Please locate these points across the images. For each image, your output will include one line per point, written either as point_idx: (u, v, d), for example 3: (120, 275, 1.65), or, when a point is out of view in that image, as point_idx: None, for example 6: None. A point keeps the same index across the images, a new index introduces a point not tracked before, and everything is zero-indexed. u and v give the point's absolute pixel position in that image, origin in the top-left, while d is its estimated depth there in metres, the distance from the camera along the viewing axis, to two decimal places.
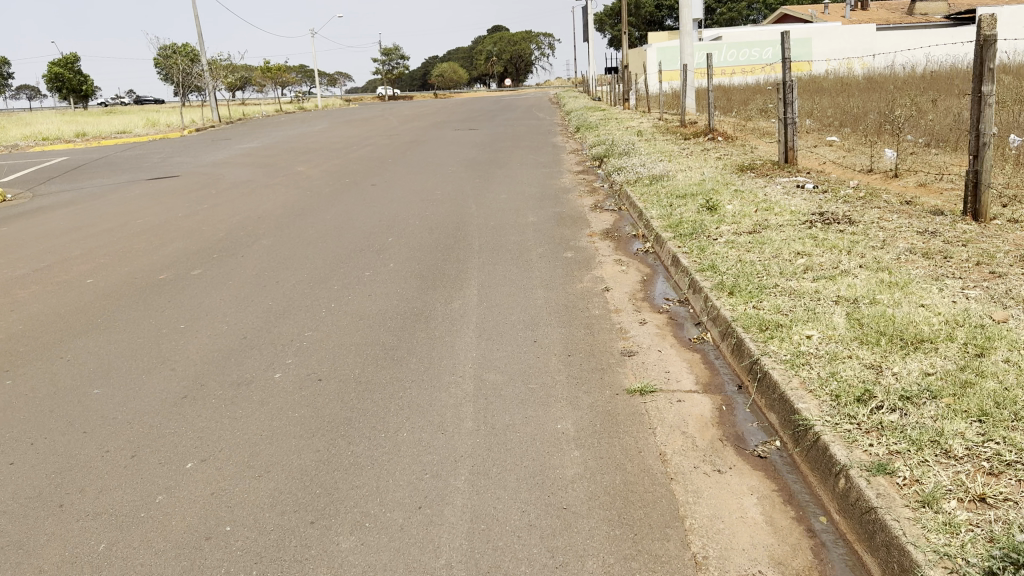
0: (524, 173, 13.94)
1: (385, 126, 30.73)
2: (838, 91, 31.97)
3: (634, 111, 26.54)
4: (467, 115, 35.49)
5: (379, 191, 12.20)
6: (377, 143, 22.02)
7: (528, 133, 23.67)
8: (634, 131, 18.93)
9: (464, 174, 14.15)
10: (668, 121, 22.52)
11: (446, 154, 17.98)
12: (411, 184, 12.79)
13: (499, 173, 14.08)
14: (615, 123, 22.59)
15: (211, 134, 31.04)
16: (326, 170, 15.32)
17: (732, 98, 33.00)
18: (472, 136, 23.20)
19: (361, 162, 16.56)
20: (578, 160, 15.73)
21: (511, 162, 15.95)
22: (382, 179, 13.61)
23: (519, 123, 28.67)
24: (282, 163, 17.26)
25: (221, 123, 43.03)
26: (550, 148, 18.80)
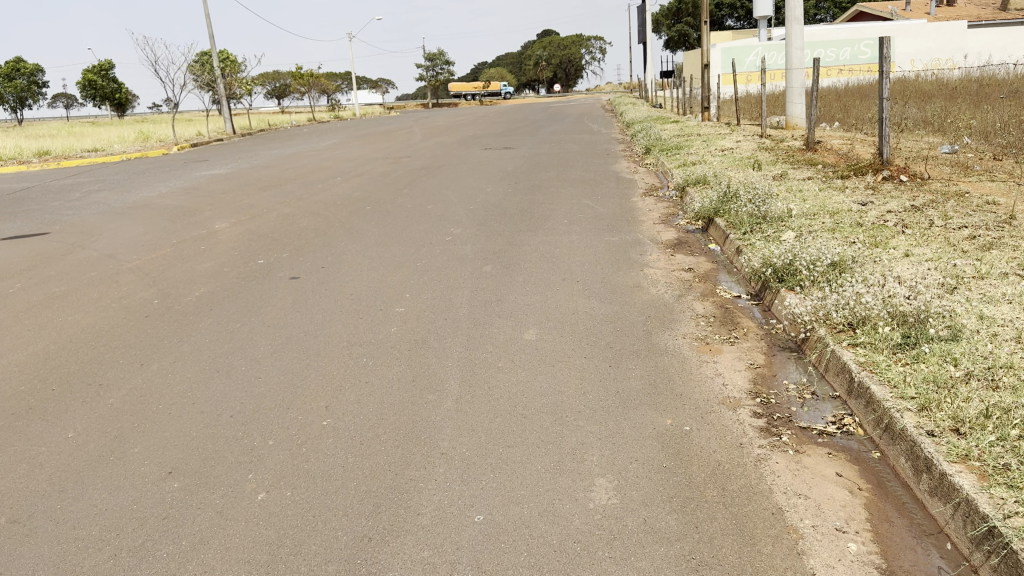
0: (578, 248, 7.78)
1: (402, 143, 24.68)
2: (967, 100, 25.08)
3: (718, 126, 20.15)
4: (506, 127, 29.26)
5: (293, 299, 6.18)
6: (372, 173, 16.00)
7: (580, 156, 17.44)
8: (745, 160, 12.61)
9: (471, 247, 8.06)
10: (776, 138, 16.13)
11: (456, 197, 11.84)
12: (365, 278, 6.74)
13: (533, 245, 7.96)
14: (701, 143, 16.31)
15: (192, 154, 25.37)
16: (251, 233, 9.38)
17: (835, 104, 26.14)
18: (505, 161, 17.08)
19: (320, 214, 10.56)
20: (666, 216, 9.48)
21: (557, 216, 9.79)
22: (323, 260, 7.61)
23: (567, 139, 22.55)
24: (208, 213, 11.35)
25: (226, 137, 37.56)
26: (614, 186, 12.58)
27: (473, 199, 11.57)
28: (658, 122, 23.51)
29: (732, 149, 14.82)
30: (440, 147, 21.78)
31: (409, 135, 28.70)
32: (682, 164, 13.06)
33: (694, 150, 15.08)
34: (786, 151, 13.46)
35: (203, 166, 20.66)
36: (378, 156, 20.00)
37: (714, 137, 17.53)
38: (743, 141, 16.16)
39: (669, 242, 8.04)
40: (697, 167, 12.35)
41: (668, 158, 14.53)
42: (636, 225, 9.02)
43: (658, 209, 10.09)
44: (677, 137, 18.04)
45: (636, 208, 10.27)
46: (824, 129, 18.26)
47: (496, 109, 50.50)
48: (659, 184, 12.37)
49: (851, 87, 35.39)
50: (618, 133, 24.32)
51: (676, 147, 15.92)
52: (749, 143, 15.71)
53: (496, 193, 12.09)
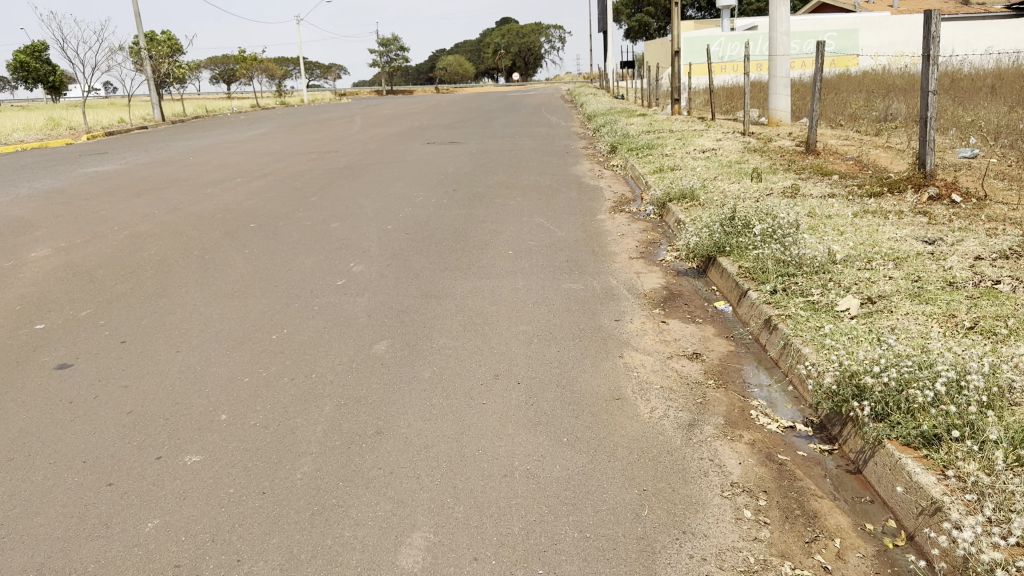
0: (525, 304, 5.30)
1: (335, 134, 21.92)
2: (956, 93, 23.12)
3: (692, 120, 17.83)
4: (455, 118, 26.60)
5: (29, 423, 3.61)
6: (284, 173, 13.34)
7: (535, 154, 14.96)
8: (740, 166, 10.21)
9: (370, 299, 5.54)
10: (763, 137, 13.84)
11: (372, 209, 9.28)
12: (179, 371, 4.19)
13: (459, 299, 5.47)
14: (676, 141, 13.94)
15: (98, 145, 22.32)
16: (73, 268, 6.75)
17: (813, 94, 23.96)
18: (446, 160, 14.51)
19: (183, 235, 7.94)
20: (648, 248, 7.03)
21: (501, 243, 7.30)
22: (137, 325, 5.04)
23: (523, 133, 20.08)
24: (43, 229, 8.65)
25: (152, 125, 34.31)
26: (575, 196, 10.14)
27: (396, 213, 9.02)
28: (624, 115, 21.11)
29: (716, 150, 12.44)
30: (378, 141, 19.15)
31: (346, 125, 25.90)
32: (659, 167, 10.64)
33: (673, 150, 12.69)
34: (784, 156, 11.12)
35: (96, 160, 17.72)
36: (303, 151, 17.30)
37: (691, 133, 15.15)
38: (726, 140, 13.81)
39: (657, 291, 5.60)
40: (679, 173, 9.94)
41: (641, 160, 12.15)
42: (608, 261, 6.58)
43: (635, 234, 7.66)
44: (648, 132, 15.63)
45: (606, 231, 7.83)
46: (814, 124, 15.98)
47: (450, 100, 47.74)
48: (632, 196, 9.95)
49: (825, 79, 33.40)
50: (579, 126, 21.91)
51: (648, 145, 13.54)
52: (733, 142, 13.39)
53: (428, 205, 9.55)
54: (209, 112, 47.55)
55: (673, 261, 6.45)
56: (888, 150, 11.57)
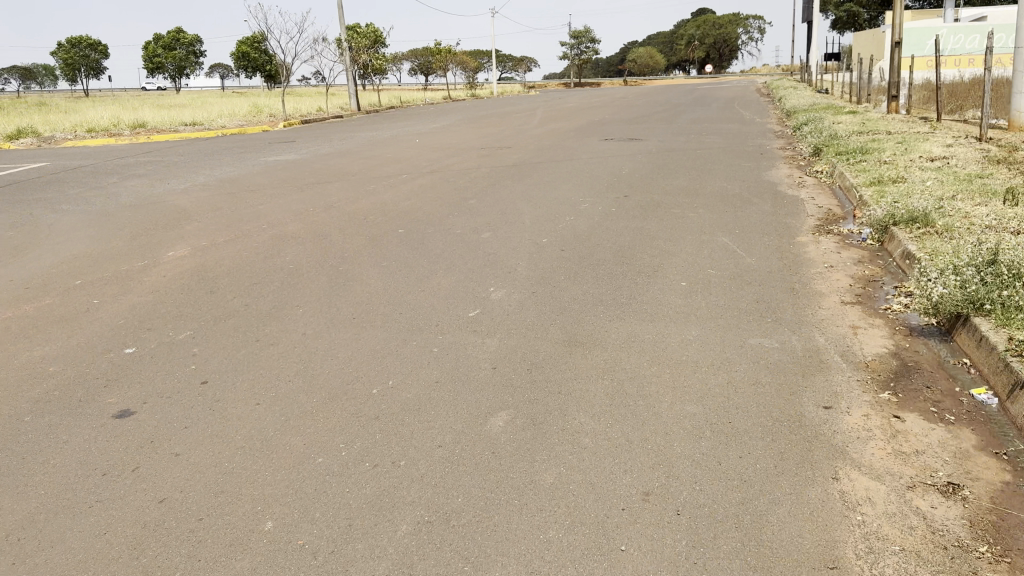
0: (696, 366, 4.02)
1: (512, 127, 21.16)
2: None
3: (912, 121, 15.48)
4: (639, 112, 25.10)
5: (39, 506, 2.84)
6: (449, 169, 12.63)
7: (724, 156, 13.31)
8: (984, 181, 8.20)
9: (500, 341, 4.47)
10: (1008, 143, 11.51)
11: (531, 217, 8.23)
12: (243, 438, 3.32)
13: (611, 352, 4.27)
14: (896, 147, 11.91)
15: (286, 132, 22.95)
16: (200, 274, 6.23)
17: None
18: (623, 159, 13.22)
19: (324, 240, 7.29)
20: (864, 290, 5.48)
21: (673, 271, 6.00)
22: (228, 360, 4.28)
23: (711, 130, 18.41)
24: (192, 223, 8.32)
25: (343, 112, 35.40)
26: (770, 209, 8.57)
27: (556, 223, 7.92)
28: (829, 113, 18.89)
29: (948, 159, 10.32)
30: (554, 135, 18.20)
31: (525, 118, 25.15)
32: (877, 179, 8.81)
33: (892, 156, 10.67)
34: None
35: (278, 148, 17.99)
36: (476, 144, 16.67)
37: (915, 137, 12.89)
38: (962, 146, 11.52)
39: (881, 360, 4.12)
40: (904, 187, 8.11)
41: (853, 167, 10.26)
42: (811, 306, 5.13)
43: (845, 267, 6.08)
44: (860, 134, 13.51)
45: (806, 260, 6.31)
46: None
47: (637, 92, 46.17)
48: (841, 213, 8.24)
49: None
50: (775, 123, 19.88)
51: (862, 150, 11.55)
52: (968, 149, 11.20)
53: (594, 215, 8.37)
54: (398, 100, 48.81)
55: (903, 310, 4.90)
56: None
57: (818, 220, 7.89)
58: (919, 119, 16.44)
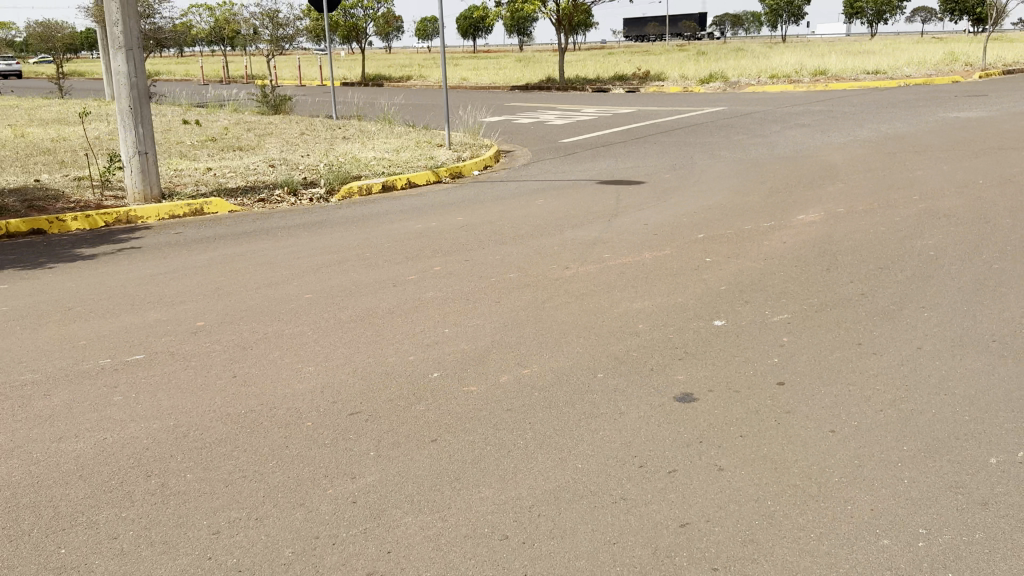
0: (962, 399, 3.48)
1: (714, 109, 20.36)
2: None
3: None
4: (853, 89, 23.34)
5: (272, 488, 2.85)
6: (649, 160, 12.30)
7: (958, 137, 11.97)
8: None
9: (724, 348, 4.12)
10: None
11: (741, 205, 7.74)
12: (464, 437, 3.21)
13: (854, 372, 3.81)
14: None
15: (483, 102, 23.34)
16: (405, 258, 6.38)
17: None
18: (840, 145, 12.25)
19: (523, 229, 7.26)
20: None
21: (915, 272, 5.34)
22: (435, 345, 4.27)
23: (938, 110, 16.72)
24: (402, 216, 8.55)
25: (536, 81, 35.58)
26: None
27: (771, 211, 7.37)
28: None
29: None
30: (758, 117, 17.30)
31: (726, 95, 24.13)
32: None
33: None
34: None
35: (478, 123, 18.33)
36: (674, 128, 16.17)
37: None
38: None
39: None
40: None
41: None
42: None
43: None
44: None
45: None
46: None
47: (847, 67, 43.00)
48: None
49: None
50: (1015, 102, 17.75)
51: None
52: None
53: (812, 202, 7.72)
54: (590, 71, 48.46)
55: None
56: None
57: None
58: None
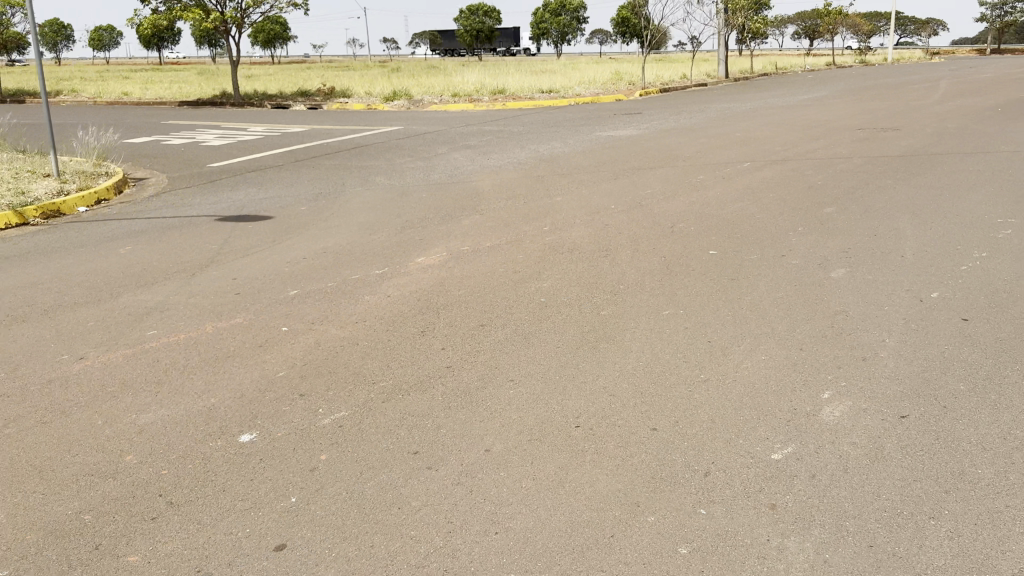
0: (520, 543, 2.61)
1: (389, 129, 19.57)
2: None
3: (792, 125, 14.90)
4: (525, 107, 23.93)
5: None
6: (296, 191, 10.96)
7: (605, 156, 12.11)
8: (883, 216, 7.27)
9: (235, 491, 2.93)
10: (887, 156, 10.89)
11: (361, 248, 6.68)
12: None
13: (396, 509, 2.81)
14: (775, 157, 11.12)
15: (132, 121, 20.51)
16: None
17: (946, 98, 20.39)
18: (496, 168, 11.84)
19: (71, 294, 5.60)
20: (757, 352, 4.21)
21: (520, 333, 4.58)
22: None
23: (594, 127, 17.41)
24: None
25: (209, 96, 32.70)
26: (650, 224, 7.30)
27: (391, 255, 6.39)
28: (711, 115, 18.26)
29: (839, 177, 9.48)
30: (427, 137, 16.78)
31: (405, 114, 23.55)
32: (766, 209, 7.76)
33: (780, 175, 9.75)
34: (939, 196, 8.12)
35: (113, 148, 15.79)
36: (337, 152, 15.09)
37: (804, 145, 12.13)
38: (851, 159, 10.76)
39: (788, 506, 2.83)
40: (796, 224, 7.08)
41: (742, 184, 9.24)
42: (689, 391, 3.79)
43: (732, 312, 4.85)
44: (746, 143, 12.66)
45: (688, 305, 5.02)
46: (960, 135, 12.74)
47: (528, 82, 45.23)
48: (729, 228, 7.06)
49: (937, 80, 29.76)
50: (658, 117, 19.11)
51: (749, 163, 10.61)
52: (848, 162, 10.50)
53: (439, 240, 6.89)
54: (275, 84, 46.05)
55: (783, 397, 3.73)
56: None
57: (699, 239, 6.67)
58: (807, 121, 15.87)
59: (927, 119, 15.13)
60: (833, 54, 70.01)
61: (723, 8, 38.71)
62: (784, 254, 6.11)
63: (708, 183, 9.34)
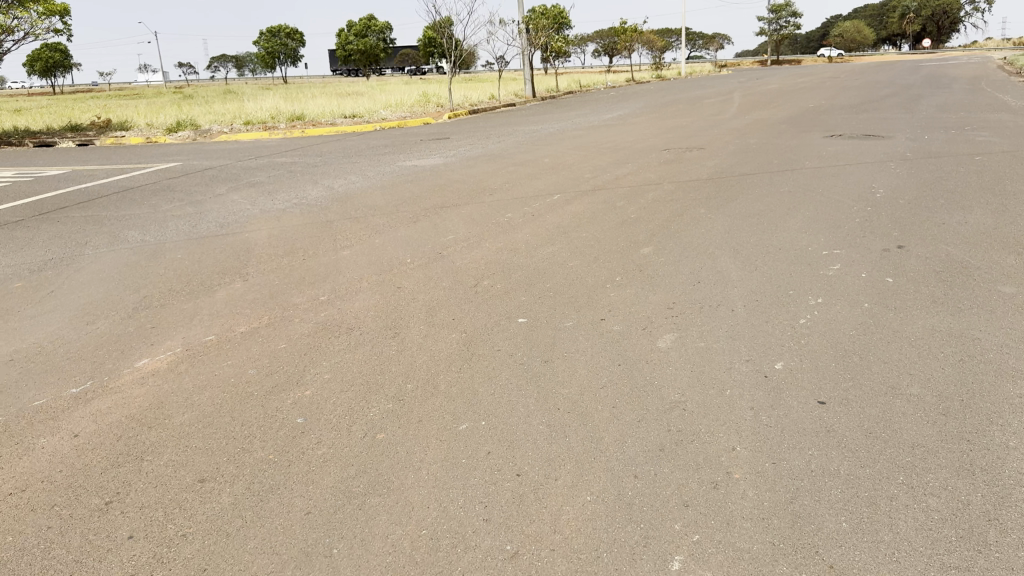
0: None
1: (166, 166, 17.35)
2: (879, 110, 20.81)
3: (600, 148, 14.45)
4: (326, 134, 22.35)
5: None
6: (22, 256, 8.86)
7: (405, 193, 10.89)
8: (703, 256, 6.55)
9: None
10: (696, 179, 10.48)
11: (65, 351, 5.00)
12: None
13: None
14: (585, 185, 10.42)
15: None
16: None
17: (740, 113, 21.00)
18: (279, 212, 10.33)
19: None
20: (581, 486, 3.09)
21: (257, 489, 3.21)
22: None
23: (397, 157, 16.22)
24: None
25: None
26: (449, 283, 6.13)
27: (105, 360, 4.78)
28: (519, 138, 17.61)
29: (652, 207, 8.84)
30: (208, 176, 14.89)
31: (190, 147, 21.25)
32: (581, 254, 6.84)
33: (593, 208, 8.95)
34: (757, 226, 7.58)
35: None
36: (96, 199, 12.93)
37: (614, 171, 11.53)
38: (662, 185, 10.22)
39: None
40: (614, 273, 6.17)
41: (553, 222, 8.32)
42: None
43: (546, 415, 3.77)
44: (555, 171, 11.92)
45: (490, 408, 3.86)
46: (761, 152, 12.70)
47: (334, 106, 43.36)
48: (540, 283, 6.04)
49: (729, 93, 31.17)
50: (466, 141, 18.25)
51: (559, 195, 9.78)
52: (658, 188, 9.96)
53: (179, 329, 5.34)
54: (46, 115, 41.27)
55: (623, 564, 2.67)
56: (890, 207, 8.26)
57: (505, 303, 5.57)
58: (613, 142, 15.49)
59: (726, 136, 15.19)
60: (631, 70, 73.29)
61: (525, 27, 38.83)
62: (604, 316, 5.13)
63: (516, 222, 8.34)
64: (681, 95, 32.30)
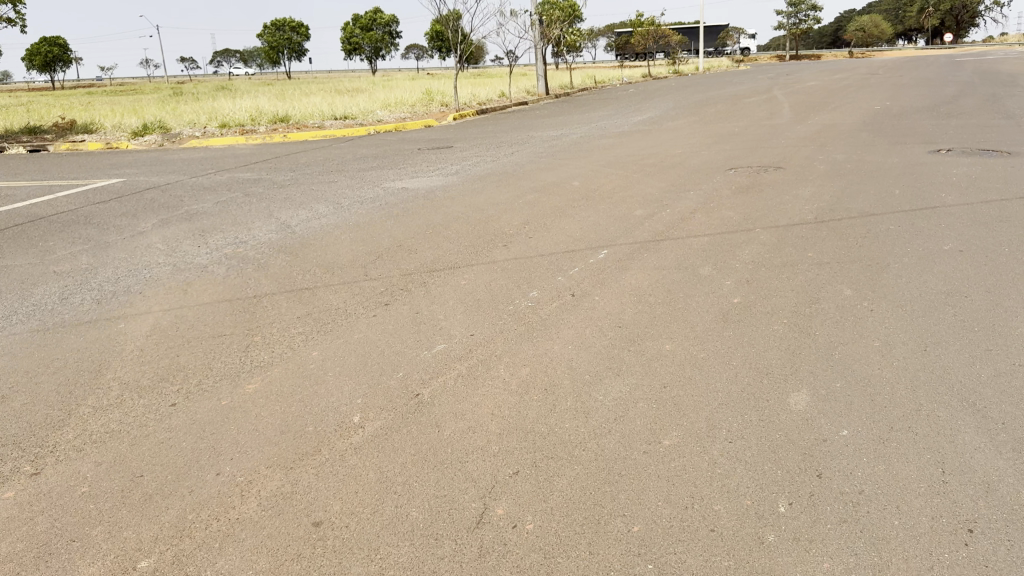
0: None
1: (107, 183, 14.22)
2: (963, 112, 17.53)
3: (643, 166, 11.26)
4: (308, 140, 19.22)
5: None
6: None
7: (383, 239, 7.70)
8: (932, 440, 3.34)
9: None
10: (800, 222, 7.30)
11: None
12: None
13: None
14: (641, 231, 7.23)
15: None
16: None
17: (797, 116, 17.70)
18: (200, 268, 7.18)
19: None
20: None
21: None
22: None
23: (385, 173, 13.08)
24: None
25: None
26: (425, 509, 2.95)
27: None
28: (536, 149, 14.47)
29: (757, 279, 5.66)
30: (147, 200, 11.79)
31: (149, 156, 18.15)
32: (679, 412, 3.64)
33: (666, 280, 5.73)
34: (970, 341, 4.37)
35: None
36: None
37: (675, 205, 8.29)
38: (755, 233, 7.01)
39: None
40: (770, 491, 2.97)
41: (609, 312, 5.10)
42: None
43: None
44: (592, 204, 8.69)
45: None
46: (866, 176, 9.46)
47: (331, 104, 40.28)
48: (615, 519, 2.85)
49: (767, 91, 27.88)
50: (471, 152, 15.11)
51: (607, 253, 6.57)
52: (751, 239, 6.77)
53: None
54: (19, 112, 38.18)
55: None
56: None
57: None
58: (656, 156, 12.26)
59: (800, 149, 12.00)
60: (645, 66, 69.97)
61: (539, 19, 35.53)
62: None
63: (549, 313, 5.14)
64: (713, 93, 29.02)
